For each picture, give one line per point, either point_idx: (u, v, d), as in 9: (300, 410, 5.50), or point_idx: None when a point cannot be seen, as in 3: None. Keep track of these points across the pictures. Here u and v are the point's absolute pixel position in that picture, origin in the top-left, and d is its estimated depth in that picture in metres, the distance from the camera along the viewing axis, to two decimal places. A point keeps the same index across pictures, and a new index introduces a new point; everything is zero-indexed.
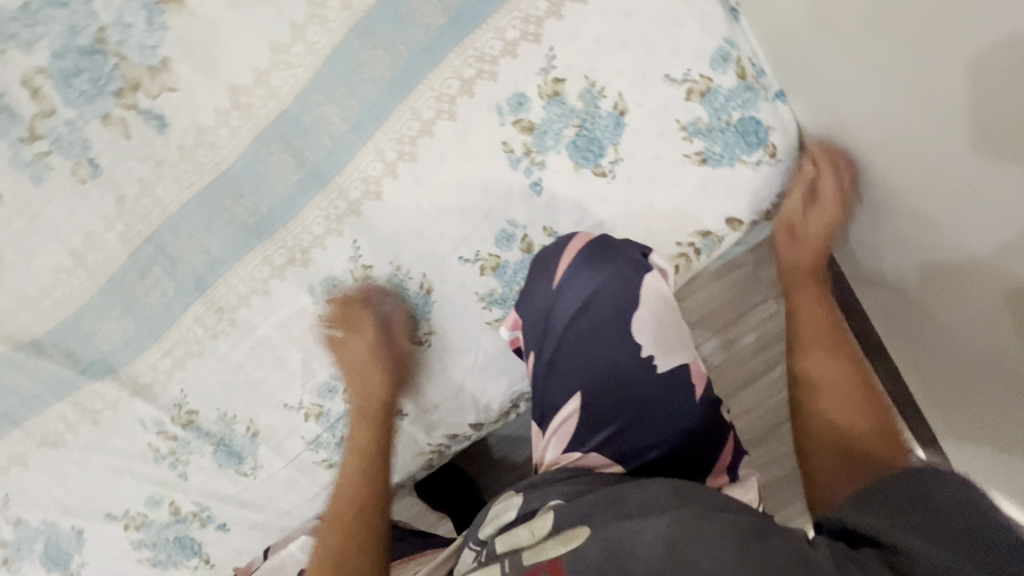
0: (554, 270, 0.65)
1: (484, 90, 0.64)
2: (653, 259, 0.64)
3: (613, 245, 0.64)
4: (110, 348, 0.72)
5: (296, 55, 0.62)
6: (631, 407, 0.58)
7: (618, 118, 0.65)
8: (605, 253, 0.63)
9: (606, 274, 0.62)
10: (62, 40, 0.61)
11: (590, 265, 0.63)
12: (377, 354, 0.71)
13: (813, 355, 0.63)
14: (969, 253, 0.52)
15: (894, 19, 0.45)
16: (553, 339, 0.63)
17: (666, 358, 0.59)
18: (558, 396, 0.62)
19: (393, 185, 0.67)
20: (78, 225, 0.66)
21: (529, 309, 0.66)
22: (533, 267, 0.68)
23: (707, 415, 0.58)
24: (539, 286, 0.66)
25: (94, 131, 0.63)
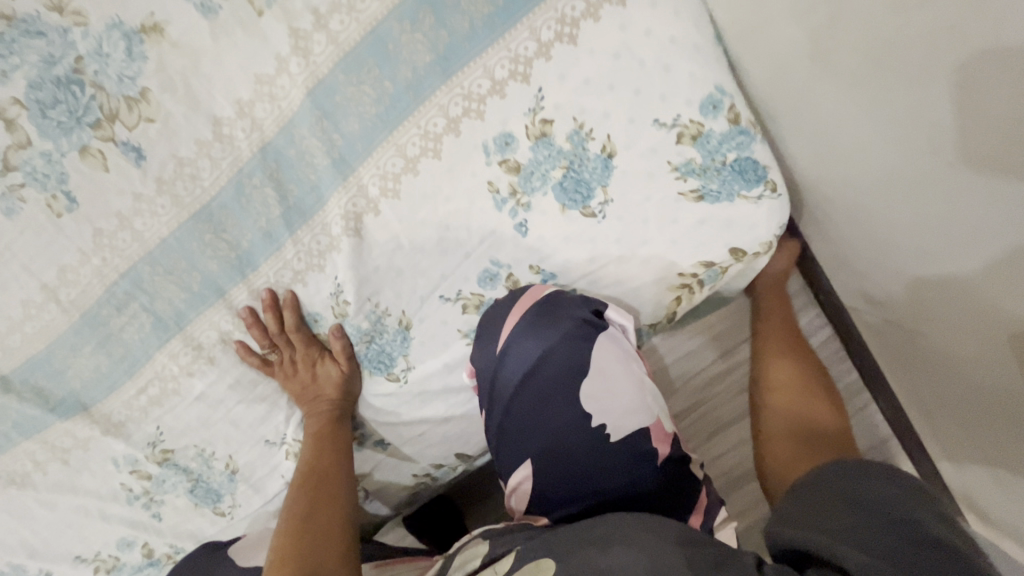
0: (499, 331, 0.66)
1: (470, 129, 0.63)
2: (607, 314, 0.66)
3: (561, 304, 0.65)
4: (84, 387, 0.69)
5: (282, 87, 0.61)
6: (576, 469, 0.62)
7: (606, 160, 0.63)
8: (550, 316, 0.64)
9: (552, 337, 0.64)
10: (38, 70, 0.57)
11: (535, 328, 0.64)
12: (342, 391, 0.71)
13: (784, 377, 0.74)
14: (973, 297, 0.51)
15: (884, 44, 0.45)
16: (501, 404, 0.66)
17: (619, 425, 0.62)
18: (511, 458, 0.66)
19: (377, 221, 0.66)
20: (51, 259, 0.64)
21: (478, 368, 0.68)
22: (482, 326, 0.68)
23: (660, 479, 0.61)
24: (485, 349, 0.67)
25: (71, 163, 0.60)
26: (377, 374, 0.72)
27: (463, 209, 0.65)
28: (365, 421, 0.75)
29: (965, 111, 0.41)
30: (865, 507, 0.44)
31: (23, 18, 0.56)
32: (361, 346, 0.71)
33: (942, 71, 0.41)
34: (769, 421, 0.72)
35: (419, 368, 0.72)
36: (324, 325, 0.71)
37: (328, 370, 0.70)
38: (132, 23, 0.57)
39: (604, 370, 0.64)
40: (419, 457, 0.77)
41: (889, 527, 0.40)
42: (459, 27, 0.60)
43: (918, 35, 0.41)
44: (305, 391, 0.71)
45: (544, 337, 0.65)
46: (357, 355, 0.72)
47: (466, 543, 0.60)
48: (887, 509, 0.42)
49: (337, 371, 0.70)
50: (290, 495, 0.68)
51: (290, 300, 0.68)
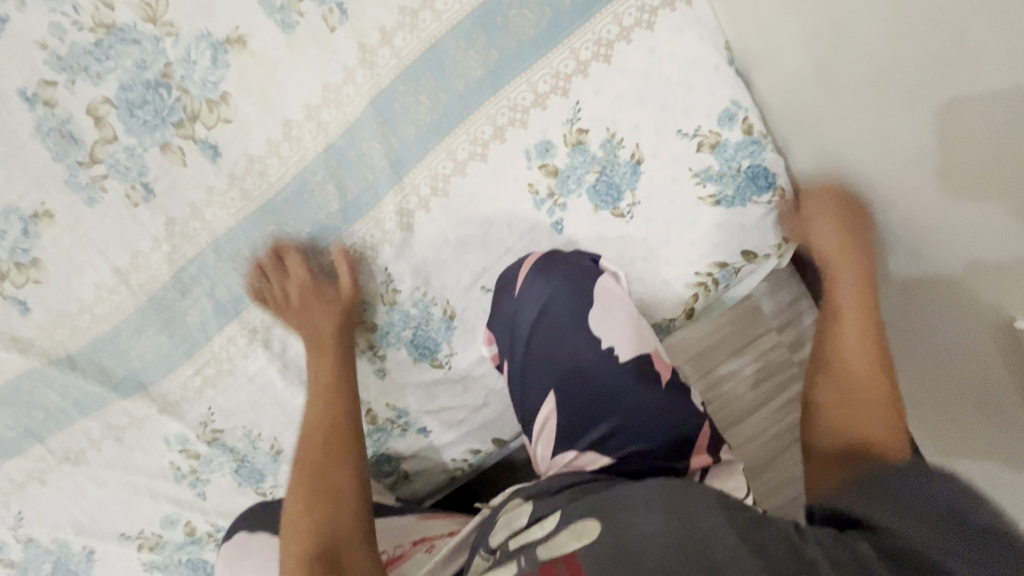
0: (514, 281, 0.73)
1: (515, 136, 0.70)
2: (602, 264, 0.73)
3: (563, 256, 0.73)
4: (144, 367, 0.74)
5: (346, 95, 0.67)
6: (595, 394, 0.67)
7: (635, 166, 0.71)
8: (556, 260, 0.72)
9: (559, 280, 0.71)
10: (130, 73, 0.64)
11: (545, 272, 0.71)
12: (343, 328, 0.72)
13: (852, 328, 0.63)
14: (970, 310, 0.58)
15: (882, 78, 0.53)
16: (521, 346, 0.72)
17: (624, 348, 0.68)
18: (534, 394, 0.70)
19: (425, 218, 0.72)
20: (128, 245, 0.70)
21: (497, 320, 0.74)
22: (497, 284, 0.75)
23: (664, 398, 0.65)
24: (502, 299, 0.74)
25: (151, 158, 0.66)
26: (423, 361, 0.78)
27: (505, 207, 0.72)
28: (406, 410, 0.80)
29: (966, 150, 0.48)
30: (904, 467, 0.47)
31: (121, 27, 0.62)
32: (409, 333, 0.77)
33: (950, 113, 0.48)
34: (848, 346, 0.63)
35: (460, 354, 0.78)
36: (376, 308, 0.75)
37: (343, 300, 0.72)
38: (218, 35, 0.64)
39: (607, 307, 0.71)
40: (454, 438, 0.82)
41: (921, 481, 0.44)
42: (508, 46, 0.68)
43: (927, 81, 0.49)
44: (321, 307, 0.73)
45: (552, 280, 0.71)
46: (402, 341, 0.77)
47: (508, 503, 0.60)
48: (921, 469, 0.45)
49: (351, 299, 0.73)
50: (314, 390, 0.70)
51: (341, 252, 0.72)
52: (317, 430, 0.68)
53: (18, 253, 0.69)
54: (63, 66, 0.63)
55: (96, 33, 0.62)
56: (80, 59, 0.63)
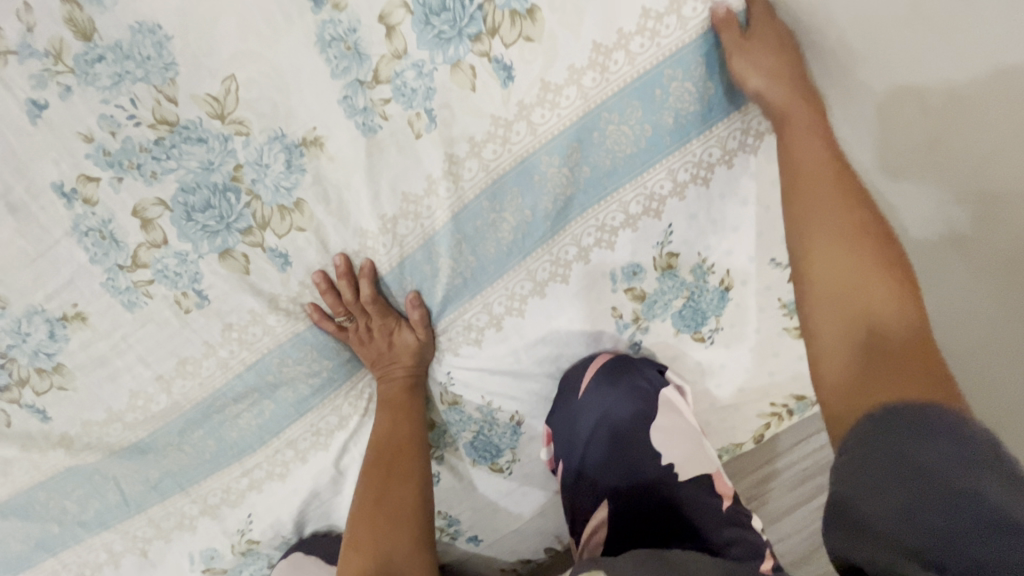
0: (577, 383, 0.69)
1: (601, 257, 0.65)
2: (668, 375, 0.70)
3: (630, 363, 0.69)
4: (174, 480, 0.66)
5: (427, 206, 0.62)
6: (654, 508, 0.61)
7: (723, 293, 0.68)
8: (623, 367, 0.68)
9: (625, 389, 0.67)
10: (195, 175, 0.59)
11: (611, 379, 0.67)
12: (419, 437, 0.68)
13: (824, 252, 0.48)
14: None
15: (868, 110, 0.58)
16: (579, 449, 0.68)
17: (687, 468, 0.63)
18: (587, 500, 0.65)
19: (496, 335, 0.67)
20: (171, 351, 0.63)
21: (555, 420, 0.70)
22: (560, 383, 0.71)
23: (725, 521, 0.58)
24: (563, 401, 0.70)
25: (206, 264, 0.61)
26: (481, 463, 0.73)
27: (584, 326, 0.68)
28: (459, 519, 0.76)
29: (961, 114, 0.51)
30: (923, 478, 0.32)
31: (186, 125, 0.57)
32: (469, 434, 0.72)
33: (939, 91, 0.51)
34: (828, 282, 0.47)
35: (523, 461, 0.74)
36: (436, 406, 0.72)
37: (404, 337, 0.67)
38: (294, 136, 0.59)
39: (672, 420, 0.67)
40: (509, 547, 0.79)
41: (960, 513, 0.29)
42: (601, 163, 0.63)
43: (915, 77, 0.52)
44: (381, 359, 0.68)
45: (616, 387, 0.67)
46: (462, 442, 0.73)
47: None
48: (964, 482, 0.30)
49: (414, 339, 0.67)
50: (368, 461, 0.67)
51: (412, 301, 0.65)
52: (382, 466, 0.66)
53: (41, 358, 0.62)
54: (110, 163, 0.57)
55: (156, 129, 0.57)
56: (133, 156, 0.57)
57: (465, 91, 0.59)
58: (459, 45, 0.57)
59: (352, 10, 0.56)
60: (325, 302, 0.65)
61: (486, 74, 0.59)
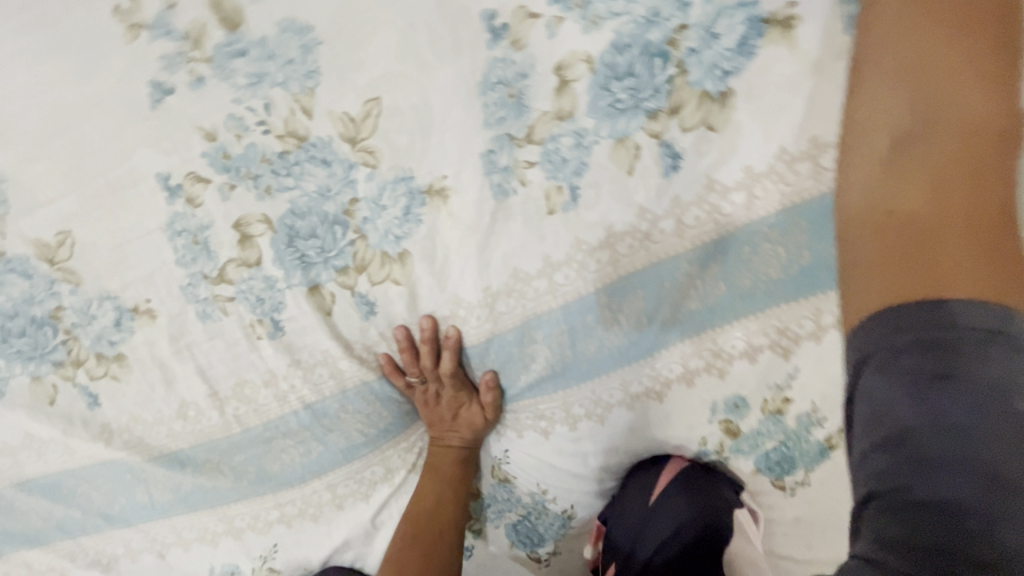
0: (648, 486, 0.67)
1: (706, 384, 0.59)
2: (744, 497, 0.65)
3: (706, 477, 0.65)
4: (205, 496, 0.63)
5: (534, 289, 0.56)
6: None
7: (824, 448, 0.60)
8: (700, 482, 0.65)
9: (699, 505, 0.65)
10: (309, 199, 0.53)
11: (685, 494, 0.66)
12: (461, 513, 0.64)
13: (893, 52, 0.40)
14: None
15: None
16: (643, 546, 0.69)
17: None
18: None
19: (567, 434, 0.61)
20: (234, 372, 0.58)
21: (616, 515, 0.69)
22: (627, 480, 0.69)
23: None
24: (631, 500, 0.68)
25: (293, 295, 0.56)
26: (519, 546, 0.68)
27: (664, 439, 0.63)
28: None
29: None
30: (882, 414, 0.31)
31: (315, 142, 0.52)
32: (514, 516, 0.67)
33: None
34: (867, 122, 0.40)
35: (563, 553, 0.70)
36: (484, 476, 0.67)
37: (471, 414, 0.62)
38: (420, 180, 0.53)
39: (747, 549, 0.64)
40: None
41: (922, 463, 0.29)
42: (739, 284, 0.55)
43: None
44: (441, 424, 0.64)
45: (691, 500, 0.65)
46: (506, 522, 0.68)
47: None
48: (919, 423, 0.30)
49: (481, 418, 0.62)
50: (398, 545, 0.63)
51: (489, 381, 0.60)
52: (420, 544, 0.62)
53: (102, 344, 0.58)
54: (226, 167, 0.52)
55: (284, 141, 0.52)
56: (251, 165, 0.52)
57: (620, 172, 0.52)
58: (631, 118, 0.50)
59: (530, 52, 0.50)
60: (401, 362, 0.60)
61: (651, 159, 0.51)
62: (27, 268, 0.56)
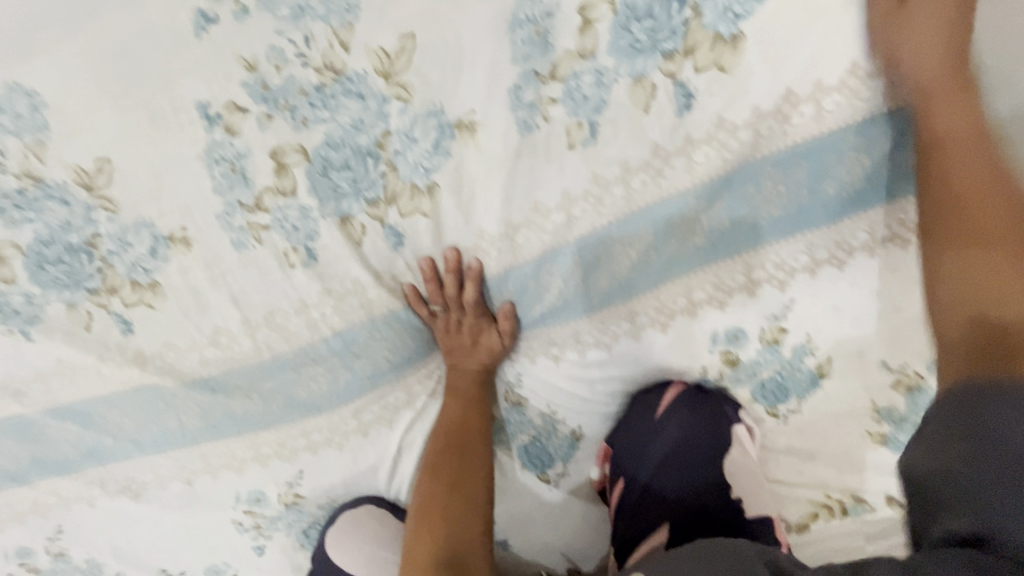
0: (652, 406, 0.70)
1: (707, 316, 0.63)
2: (744, 413, 0.68)
3: (708, 392, 0.69)
4: (234, 423, 0.66)
5: (552, 223, 0.59)
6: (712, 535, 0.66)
7: (816, 377, 0.66)
8: (701, 398, 0.68)
9: (702, 419, 0.68)
10: (343, 131, 0.56)
11: (690, 409, 0.68)
12: (480, 441, 0.67)
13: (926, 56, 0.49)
14: None
15: None
16: (647, 467, 0.70)
17: (754, 505, 0.67)
18: (649, 519, 0.68)
19: (577, 361, 0.66)
20: (266, 299, 0.61)
21: (621, 435, 0.72)
22: (632, 402, 0.71)
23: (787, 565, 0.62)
24: (636, 419, 0.70)
25: (326, 225, 0.59)
26: (529, 469, 0.73)
27: (666, 368, 0.68)
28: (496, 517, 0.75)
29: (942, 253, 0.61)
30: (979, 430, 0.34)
31: (351, 76, 0.55)
32: (525, 438, 0.71)
33: None
34: (942, 119, 0.50)
35: (571, 476, 0.74)
36: (499, 401, 0.71)
37: (490, 342, 0.66)
38: (450, 116, 0.56)
39: (741, 457, 0.68)
40: (529, 563, 0.79)
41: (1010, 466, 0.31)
42: (741, 220, 0.59)
43: None
44: (459, 356, 0.67)
45: (694, 415, 0.69)
46: (517, 445, 0.72)
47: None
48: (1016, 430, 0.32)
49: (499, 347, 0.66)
50: (425, 472, 0.67)
51: (507, 312, 0.64)
52: (441, 485, 0.65)
53: (138, 271, 0.60)
54: (266, 97, 0.55)
55: (322, 74, 0.55)
56: (289, 97, 0.55)
57: (636, 110, 0.56)
58: (648, 58, 0.54)
59: None
60: (423, 287, 0.64)
61: (665, 98, 0.55)
62: (65, 194, 0.57)
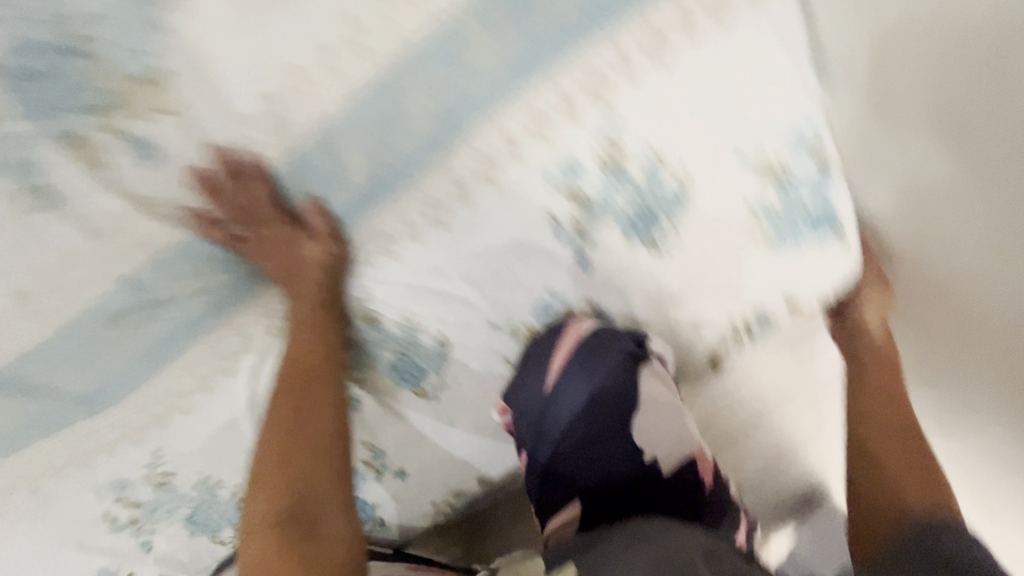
0: (545, 372, 0.65)
1: (537, 155, 0.55)
2: (647, 346, 0.64)
3: (601, 345, 0.63)
4: (51, 417, 0.58)
5: (318, 85, 0.50)
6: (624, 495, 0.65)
7: (679, 192, 0.58)
8: (598, 352, 0.63)
9: (602, 375, 0.64)
10: (9, 25, 0.44)
11: (586, 366, 0.64)
12: (334, 356, 0.63)
13: None
14: (979, 275, 0.63)
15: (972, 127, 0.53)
16: (550, 441, 0.66)
17: (663, 451, 0.65)
18: (559, 494, 0.66)
19: (417, 248, 0.58)
20: (19, 267, 0.51)
21: (519, 408, 0.66)
22: (523, 365, 0.66)
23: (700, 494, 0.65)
24: (531, 388, 0.65)
25: (48, 152, 0.49)
26: (404, 385, 0.68)
27: (523, 235, 0.58)
28: (385, 450, 0.72)
29: (786, 134, 0.56)
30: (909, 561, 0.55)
31: None
32: (391, 354, 0.66)
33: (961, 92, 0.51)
34: None
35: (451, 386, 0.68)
36: (352, 322, 0.64)
37: (309, 251, 0.57)
38: None
39: (651, 399, 0.65)
40: (446, 478, 0.75)
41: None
42: (539, 27, 0.49)
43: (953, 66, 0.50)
44: (287, 272, 0.60)
45: (591, 373, 0.64)
46: (382, 360, 0.67)
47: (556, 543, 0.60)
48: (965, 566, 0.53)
49: (322, 254, 0.57)
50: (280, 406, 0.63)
51: (314, 209, 0.56)
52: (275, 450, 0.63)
53: None
54: None
55: None
56: None
57: None
58: None
59: None
60: (214, 210, 0.55)
61: None
62: None
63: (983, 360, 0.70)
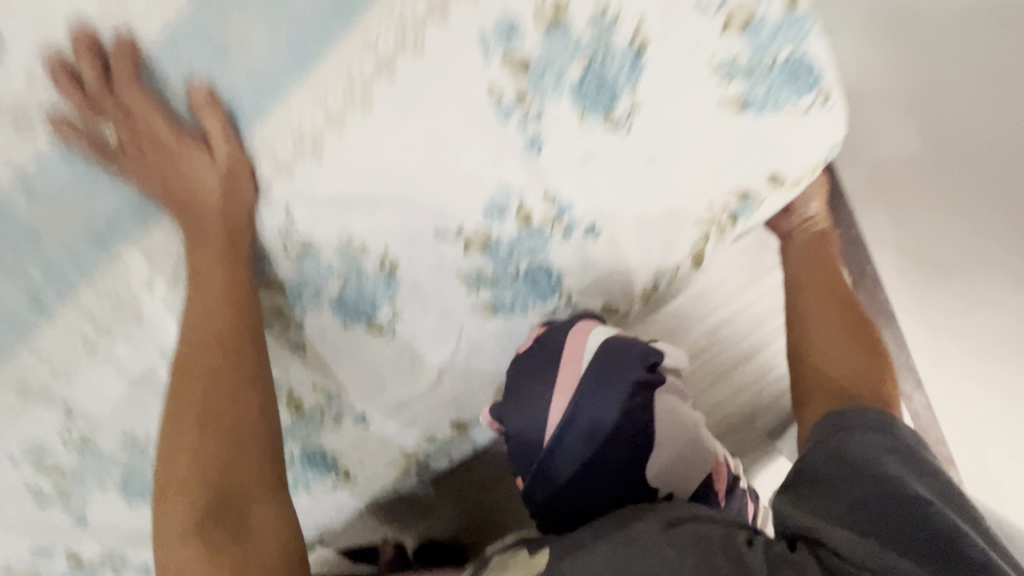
0: (551, 390, 0.54)
1: (462, 14, 0.46)
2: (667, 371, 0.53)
3: (616, 363, 0.52)
4: None
5: None
6: None
7: (636, 54, 0.50)
8: (613, 377, 0.51)
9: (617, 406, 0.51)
10: None
11: (599, 393, 0.52)
12: (237, 299, 0.53)
13: None
14: (939, 221, 0.57)
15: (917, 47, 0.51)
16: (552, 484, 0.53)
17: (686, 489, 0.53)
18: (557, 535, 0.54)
19: (339, 142, 0.50)
20: None
21: (518, 427, 0.55)
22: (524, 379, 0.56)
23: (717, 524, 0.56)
24: (532, 406, 0.55)
25: None
26: (355, 324, 0.59)
27: (458, 116, 0.50)
28: (343, 393, 0.64)
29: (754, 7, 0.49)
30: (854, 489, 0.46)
31: None
32: (335, 288, 0.57)
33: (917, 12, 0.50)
34: None
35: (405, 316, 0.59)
36: (276, 257, 0.56)
37: (199, 159, 0.49)
38: None
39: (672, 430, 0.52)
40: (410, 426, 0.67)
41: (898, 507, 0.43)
42: None
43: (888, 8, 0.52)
44: (177, 198, 0.51)
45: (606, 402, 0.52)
46: (328, 298, 0.58)
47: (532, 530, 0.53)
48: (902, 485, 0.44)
49: (215, 162, 0.50)
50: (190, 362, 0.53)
51: (203, 97, 0.48)
52: (189, 424, 0.52)
53: None
54: None
55: None
56: None
57: None
58: None
59: None
60: (73, 109, 0.47)
61: None
62: None
63: (945, 294, 0.60)
